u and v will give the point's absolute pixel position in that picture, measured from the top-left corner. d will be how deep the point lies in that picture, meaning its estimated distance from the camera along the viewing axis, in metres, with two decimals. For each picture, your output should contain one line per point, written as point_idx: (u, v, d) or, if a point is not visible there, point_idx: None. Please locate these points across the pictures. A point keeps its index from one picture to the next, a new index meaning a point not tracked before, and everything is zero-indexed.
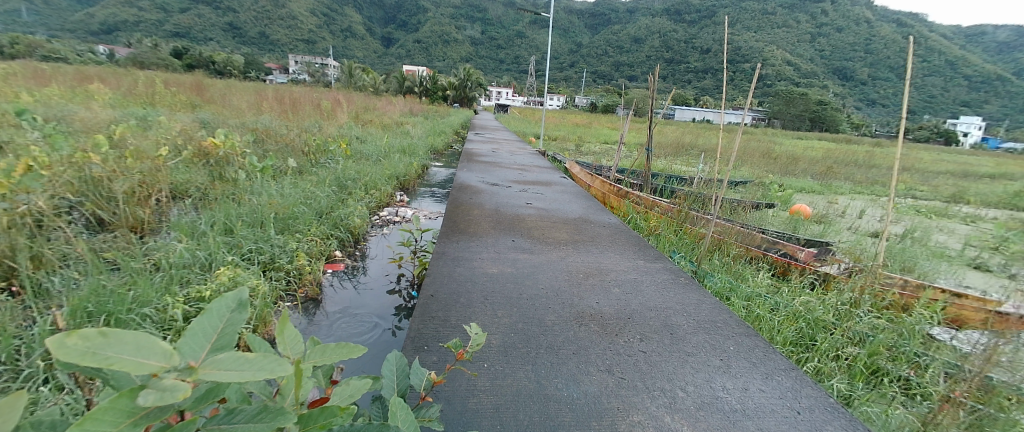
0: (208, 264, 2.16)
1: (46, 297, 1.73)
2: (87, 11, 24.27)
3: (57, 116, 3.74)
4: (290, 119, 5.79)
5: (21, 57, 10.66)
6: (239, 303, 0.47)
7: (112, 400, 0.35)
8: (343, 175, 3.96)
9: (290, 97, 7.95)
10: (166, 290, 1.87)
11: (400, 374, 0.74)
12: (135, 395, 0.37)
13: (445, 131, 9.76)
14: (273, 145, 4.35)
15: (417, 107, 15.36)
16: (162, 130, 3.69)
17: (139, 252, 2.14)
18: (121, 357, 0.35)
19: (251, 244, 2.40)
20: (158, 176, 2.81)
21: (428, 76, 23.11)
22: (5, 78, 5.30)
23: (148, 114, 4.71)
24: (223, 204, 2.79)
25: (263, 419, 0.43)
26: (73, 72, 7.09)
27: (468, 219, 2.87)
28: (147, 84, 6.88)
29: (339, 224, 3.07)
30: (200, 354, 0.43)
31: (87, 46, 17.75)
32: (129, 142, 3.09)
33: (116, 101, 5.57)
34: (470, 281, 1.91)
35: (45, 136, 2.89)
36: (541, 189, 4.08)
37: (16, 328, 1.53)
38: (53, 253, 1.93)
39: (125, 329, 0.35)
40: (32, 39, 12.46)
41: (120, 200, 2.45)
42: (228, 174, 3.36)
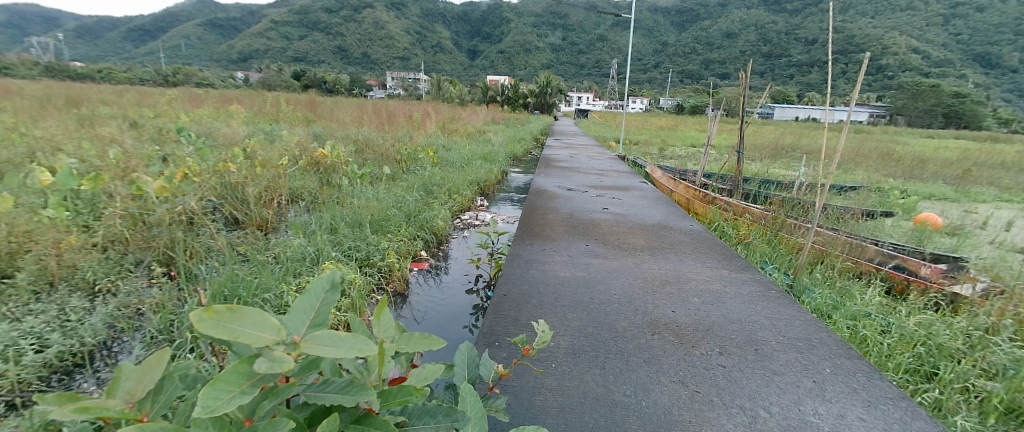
0: (316, 258, 2.44)
1: (194, 282, 2.09)
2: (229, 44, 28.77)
3: (207, 132, 4.51)
4: (385, 130, 6.36)
5: (183, 85, 12.99)
6: (332, 285, 0.54)
7: (233, 366, 0.44)
8: (429, 181, 4.23)
9: (385, 110, 8.69)
10: (282, 279, 2.15)
11: (469, 364, 0.76)
12: (253, 362, 0.46)
13: (524, 137, 9.98)
14: (371, 155, 4.79)
15: (498, 115, 15.88)
16: (283, 142, 4.26)
17: (265, 248, 2.48)
18: (249, 331, 0.45)
19: (350, 242, 2.67)
20: (279, 183, 3.23)
21: (510, 84, 23.84)
22: (172, 103, 6.51)
23: (273, 129, 5.47)
24: (330, 207, 3.15)
25: (350, 390, 0.48)
26: (220, 95, 8.47)
27: (543, 223, 2.92)
28: (272, 103, 7.97)
29: (424, 226, 3.26)
30: (301, 329, 0.51)
31: (228, 74, 21.10)
32: (258, 154, 3.61)
33: (249, 118, 6.54)
34: (541, 283, 1.94)
35: (198, 149, 3.50)
36: (619, 194, 3.99)
37: (174, 306, 1.88)
38: (201, 246, 2.31)
39: (249, 308, 0.45)
40: (190, 70, 15.15)
41: (251, 202, 2.86)
42: (333, 180, 3.74)
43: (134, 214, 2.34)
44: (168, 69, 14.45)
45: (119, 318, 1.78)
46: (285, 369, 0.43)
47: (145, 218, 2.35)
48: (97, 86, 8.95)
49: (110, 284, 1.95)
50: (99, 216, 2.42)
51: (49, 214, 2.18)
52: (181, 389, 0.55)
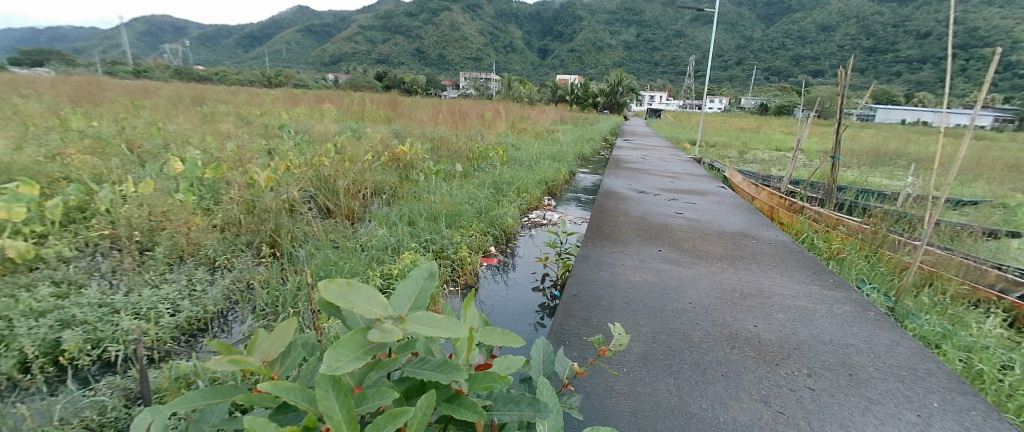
0: (397, 248, 2.60)
1: (293, 263, 2.31)
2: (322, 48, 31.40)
3: (304, 129, 4.99)
4: (458, 129, 6.61)
5: (284, 86, 14.43)
6: (431, 274, 0.58)
7: (350, 333, 0.50)
8: (499, 179, 4.33)
9: (459, 109, 9.01)
10: (368, 265, 2.31)
11: (545, 360, 0.79)
12: (366, 333, 0.52)
13: (593, 138, 9.83)
14: (445, 152, 5.00)
15: (567, 115, 15.81)
16: (368, 139, 4.58)
17: (352, 235, 2.70)
18: (363, 304, 0.52)
19: (427, 235, 2.81)
20: (364, 177, 3.49)
21: (580, 84, 23.59)
22: (276, 103, 7.27)
23: (359, 127, 5.91)
24: (408, 201, 3.35)
25: (444, 370, 0.53)
26: (314, 95, 9.32)
27: (613, 225, 2.87)
28: (358, 102, 8.60)
29: (494, 223, 3.35)
30: (404, 308, 0.56)
31: (321, 76, 23.09)
32: (347, 150, 3.93)
33: (339, 116, 7.12)
34: (612, 286, 1.93)
35: (297, 144, 3.88)
36: (694, 199, 3.81)
37: (279, 284, 2.07)
38: (299, 231, 2.56)
39: (361, 282, 0.51)
40: (290, 73, 16.79)
41: (341, 194, 3.11)
42: (411, 175, 3.96)
43: (247, 200, 2.66)
44: (273, 72, 16.13)
45: (235, 293, 2.03)
46: (396, 338, 0.47)
47: (255, 204, 2.66)
48: (218, 87, 10.27)
49: (226, 260, 2.23)
50: (217, 201, 2.79)
51: (182, 198, 2.55)
52: (303, 355, 0.63)
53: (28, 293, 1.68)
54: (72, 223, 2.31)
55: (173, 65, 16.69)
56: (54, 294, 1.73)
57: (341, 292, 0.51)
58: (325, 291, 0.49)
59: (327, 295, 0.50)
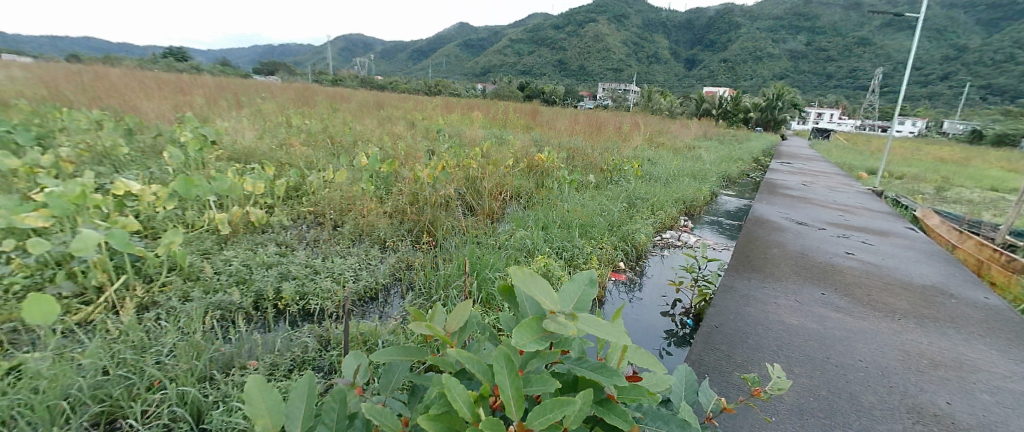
0: (531, 251, 2.74)
1: (443, 251, 2.58)
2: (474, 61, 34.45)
3: (456, 133, 5.56)
4: (595, 140, 6.64)
5: (441, 95, 16.21)
6: (591, 280, 0.77)
7: (531, 320, 0.67)
8: (634, 194, 4.24)
9: (597, 120, 9.02)
10: (507, 263, 2.46)
11: (687, 388, 0.82)
12: (542, 322, 0.67)
13: (743, 158, 8.90)
14: (580, 162, 5.10)
15: (712, 131, 14.57)
16: (511, 146, 4.91)
17: (493, 234, 2.91)
18: (541, 296, 0.70)
19: (559, 242, 2.90)
20: (505, 181, 3.75)
21: (731, 97, 21.54)
22: (436, 110, 8.26)
23: (503, 134, 6.35)
24: (543, 207, 3.50)
25: (604, 373, 0.66)
26: (465, 103, 10.30)
27: (763, 257, 2.62)
28: (503, 111, 9.23)
29: (626, 238, 3.29)
30: (569, 305, 0.73)
31: (470, 86, 25.31)
32: (492, 155, 4.28)
33: (485, 123, 7.74)
34: (761, 325, 1.78)
35: (452, 148, 4.35)
36: (870, 239, 3.22)
37: (433, 270, 2.32)
38: (447, 224, 2.86)
39: (542, 277, 0.70)
40: (447, 83, 18.81)
41: (485, 195, 3.39)
42: (548, 183, 4.12)
43: (413, 192, 3.11)
44: (433, 82, 18.23)
45: (399, 272, 2.36)
46: (570, 332, 0.62)
47: (418, 196, 3.11)
48: (391, 95, 12.03)
49: (392, 242, 2.62)
50: (388, 191, 3.28)
51: (363, 186, 3.08)
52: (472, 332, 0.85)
53: (262, 250, 2.25)
54: (290, 199, 2.96)
55: (361, 75, 20.09)
56: (276, 252, 2.27)
57: (525, 281, 0.71)
58: (515, 278, 0.69)
59: (516, 284, 0.71)
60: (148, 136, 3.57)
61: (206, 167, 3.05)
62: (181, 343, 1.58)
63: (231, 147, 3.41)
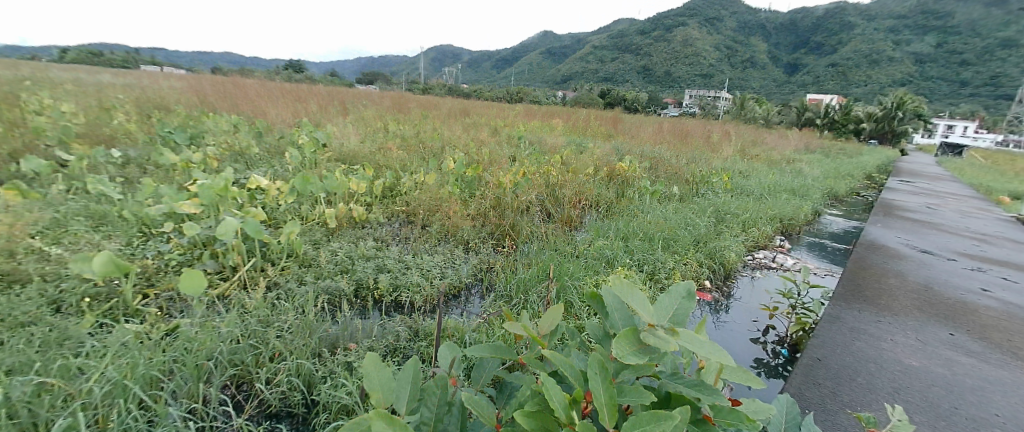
0: (611, 261, 2.72)
1: (522, 256, 2.65)
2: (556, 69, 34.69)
3: (538, 141, 5.65)
4: (681, 150, 6.36)
5: (523, 102, 16.54)
6: (687, 294, 0.80)
7: (631, 331, 0.72)
8: (722, 208, 4.00)
9: (683, 129, 8.62)
10: (586, 272, 2.46)
11: (788, 418, 0.80)
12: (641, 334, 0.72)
13: (853, 173, 7.94)
14: (663, 173, 4.94)
15: (815, 143, 13.19)
16: (592, 154, 4.89)
17: (572, 242, 2.93)
18: (638, 306, 0.75)
19: (640, 254, 2.83)
20: (586, 189, 3.73)
21: (840, 106, 19.32)
22: (519, 117, 8.46)
23: (584, 142, 6.33)
24: (623, 217, 3.45)
25: (702, 390, 0.67)
26: (547, 110, 10.44)
27: (877, 287, 2.35)
28: (585, 118, 9.19)
29: (713, 255, 3.11)
30: (666, 318, 0.77)
31: (551, 93, 25.51)
32: (572, 163, 4.30)
33: (566, 130, 7.76)
34: (875, 362, 1.61)
35: (534, 155, 4.44)
36: (1021, 276, 2.72)
37: (512, 274, 2.39)
38: (527, 230, 2.93)
39: (639, 288, 0.77)
40: (528, 91, 19.16)
41: (565, 203, 3.41)
42: (629, 192, 4.04)
43: (496, 197, 3.24)
44: (515, 90, 18.67)
45: (481, 273, 2.47)
46: (670, 346, 0.66)
47: (501, 201, 3.22)
48: (477, 102, 12.54)
49: (474, 244, 2.76)
50: (472, 194, 3.45)
51: (449, 189, 3.27)
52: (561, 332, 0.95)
53: (362, 243, 2.49)
54: (385, 198, 3.24)
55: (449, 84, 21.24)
56: (374, 247, 2.51)
57: (624, 290, 0.79)
58: (615, 285, 0.79)
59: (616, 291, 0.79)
60: (274, 138, 4.11)
61: (317, 166, 3.45)
62: (297, 322, 1.82)
63: (339, 150, 3.82)
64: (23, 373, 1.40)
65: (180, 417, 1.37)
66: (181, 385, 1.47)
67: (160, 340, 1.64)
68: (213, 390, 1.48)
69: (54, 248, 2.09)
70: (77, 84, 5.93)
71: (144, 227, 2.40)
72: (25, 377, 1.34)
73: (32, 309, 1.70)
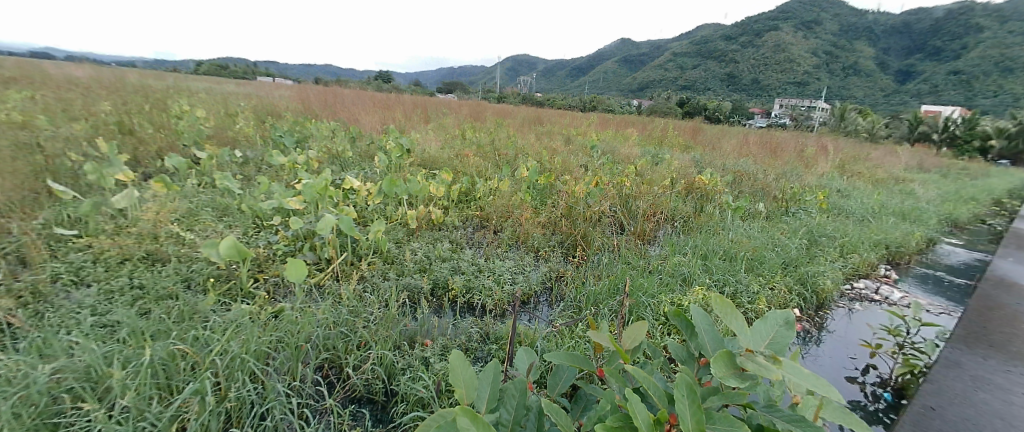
0: (688, 280, 2.61)
1: (592, 267, 2.64)
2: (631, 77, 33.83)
3: (611, 150, 5.55)
4: (769, 165, 5.90)
5: (596, 111, 16.34)
6: (786, 322, 0.91)
7: (733, 356, 0.83)
8: (816, 230, 3.65)
9: (771, 142, 8.00)
10: (660, 291, 2.39)
11: None
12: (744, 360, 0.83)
13: (982, 198, 6.85)
14: (748, 189, 4.62)
15: (933, 162, 11.57)
16: (668, 166, 4.71)
17: (645, 256, 2.85)
18: (739, 330, 0.87)
19: (720, 275, 2.68)
20: (662, 202, 3.59)
21: (967, 118, 16.77)
22: (591, 126, 8.39)
23: (659, 152, 6.11)
24: (703, 234, 3.28)
25: (797, 420, 0.78)
26: (621, 120, 10.22)
27: (1008, 332, 2.08)
28: (661, 128, 8.87)
29: (805, 281, 2.84)
30: (763, 345, 0.88)
31: (625, 101, 24.88)
32: (646, 175, 4.18)
33: (641, 140, 7.55)
34: (1000, 417, 1.51)
35: (607, 166, 4.38)
36: None
37: (582, 285, 2.38)
38: (598, 242, 2.90)
39: (741, 313, 0.88)
40: (601, 99, 18.88)
41: (639, 215, 3.32)
42: (708, 208, 3.83)
43: (568, 206, 3.24)
44: (588, 99, 18.49)
45: (550, 281, 2.49)
46: (774, 374, 0.77)
47: (573, 210, 3.23)
48: (549, 111, 12.61)
49: (545, 252, 2.78)
50: (543, 203, 3.48)
51: (522, 197, 3.33)
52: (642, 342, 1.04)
53: (439, 245, 2.63)
54: (460, 203, 3.37)
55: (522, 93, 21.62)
56: (449, 248, 2.63)
57: (724, 312, 0.90)
58: (716, 308, 0.89)
59: (716, 314, 0.89)
60: (364, 143, 4.47)
61: (401, 171, 3.69)
62: (381, 315, 1.98)
63: (421, 156, 4.06)
64: (165, 338, 1.70)
65: (284, 393, 1.57)
66: (283, 362, 1.68)
67: (267, 321, 1.87)
68: (307, 370, 1.68)
69: (188, 233, 2.45)
70: (208, 93, 6.91)
71: (257, 220, 2.72)
72: (168, 342, 1.61)
73: (170, 285, 2.03)
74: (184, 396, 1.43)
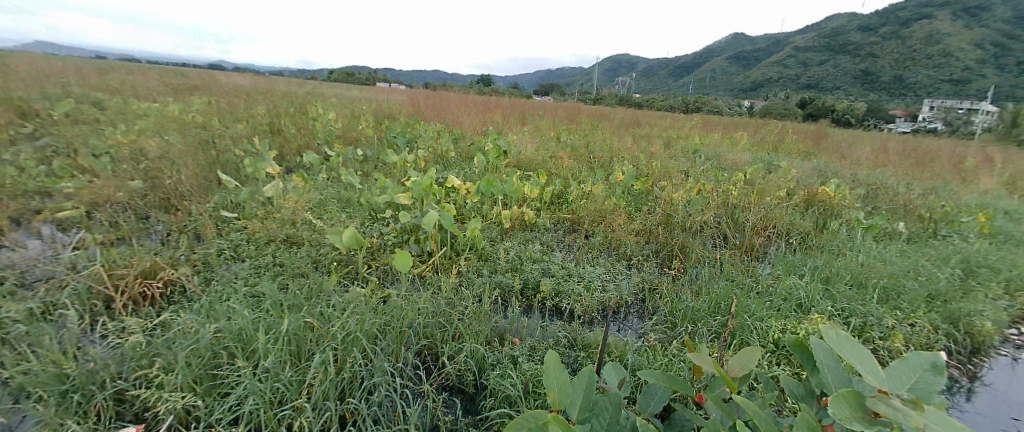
0: (805, 308, 2.36)
1: (690, 282, 2.51)
2: (742, 75, 31.13)
3: (716, 155, 5.20)
4: (914, 178, 5.04)
5: (701, 113, 15.33)
6: (934, 366, 0.81)
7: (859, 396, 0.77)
8: (978, 258, 3.04)
9: (919, 150, 6.81)
10: (770, 316, 2.22)
11: None
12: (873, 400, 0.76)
13: None
14: (885, 205, 4.00)
15: None
16: (784, 175, 4.27)
17: (753, 275, 2.64)
18: (862, 366, 0.81)
19: (844, 304, 2.38)
20: (776, 216, 3.26)
21: None
22: (694, 129, 7.91)
23: (773, 159, 5.56)
24: (824, 254, 2.93)
25: None
26: (729, 122, 9.47)
27: None
28: (777, 132, 8.05)
29: (959, 320, 2.39)
30: (899, 388, 0.79)
31: (735, 101, 22.99)
32: (757, 184, 3.84)
33: (751, 145, 6.93)
34: None
35: (710, 172, 4.11)
36: None
37: (679, 301, 2.29)
38: (698, 255, 2.75)
39: (859, 341, 0.83)
40: (707, 99, 17.66)
41: (747, 229, 3.06)
42: (830, 224, 3.41)
43: (665, 214, 3.11)
44: (692, 99, 17.43)
45: (642, 291, 2.44)
46: (913, 424, 0.68)
47: (671, 219, 3.09)
48: (648, 112, 12.14)
49: (638, 260, 2.70)
50: (638, 208, 3.38)
51: (616, 202, 3.26)
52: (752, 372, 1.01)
53: (531, 246, 2.69)
54: (552, 204, 3.41)
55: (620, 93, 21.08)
56: (540, 250, 2.68)
57: (837, 339, 0.87)
58: (826, 332, 0.87)
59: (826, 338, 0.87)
60: (466, 144, 4.74)
61: (497, 171, 3.85)
62: (475, 309, 2.10)
63: (518, 157, 4.19)
64: (297, 311, 1.99)
65: (389, 372, 1.74)
66: (388, 344, 1.85)
67: (377, 304, 2.09)
68: (408, 355, 1.83)
69: (318, 221, 2.82)
70: (336, 97, 7.87)
71: (372, 212, 3.02)
72: (300, 315, 1.89)
73: (302, 265, 2.36)
74: (312, 365, 1.67)
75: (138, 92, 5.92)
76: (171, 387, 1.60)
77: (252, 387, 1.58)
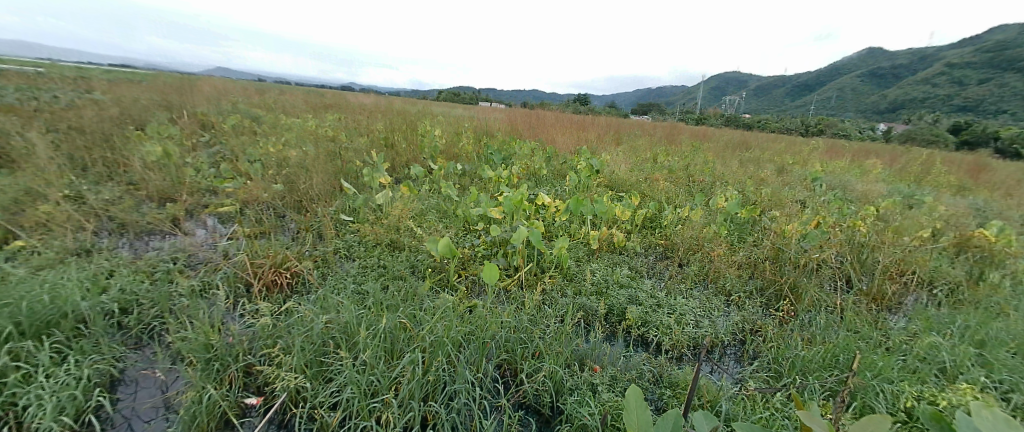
0: (952, 375, 1.97)
1: (800, 327, 2.25)
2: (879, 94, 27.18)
3: (841, 185, 4.59)
4: None
5: (824, 136, 13.65)
6: None
7: None
8: None
9: None
10: (902, 379, 1.90)
11: None
12: None
13: None
14: None
15: None
16: (931, 213, 3.62)
17: (880, 327, 2.28)
18: None
19: (1009, 374, 1.93)
20: (918, 259, 2.77)
21: None
22: (815, 154, 7.08)
23: (917, 192, 4.74)
24: (982, 311, 2.42)
25: None
26: (860, 148, 8.29)
27: None
28: (923, 161, 6.86)
29: None
30: None
31: (868, 124, 20.14)
32: (892, 219, 3.31)
33: (887, 175, 6.00)
34: None
35: (832, 203, 3.64)
36: None
37: (787, 348, 2.06)
38: (812, 297, 2.44)
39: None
40: (833, 121, 15.68)
41: (876, 273, 2.65)
42: (992, 275, 2.81)
43: (774, 247, 2.81)
44: (814, 121, 15.62)
45: (742, 332, 2.23)
46: None
47: (781, 253, 2.79)
48: (759, 134, 11.14)
49: (739, 298, 2.47)
50: (742, 239, 3.12)
51: (715, 230, 3.04)
52: None
53: (619, 269, 2.61)
54: (645, 228, 3.27)
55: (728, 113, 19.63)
56: (629, 275, 2.58)
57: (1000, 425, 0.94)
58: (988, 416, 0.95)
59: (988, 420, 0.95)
60: (559, 162, 4.79)
61: (589, 190, 3.82)
62: (558, 329, 2.09)
63: (610, 177, 4.11)
64: (394, 310, 2.15)
65: (471, 381, 1.81)
66: (471, 354, 1.91)
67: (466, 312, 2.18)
68: (489, 367, 1.88)
69: (417, 228, 3.05)
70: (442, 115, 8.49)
71: (466, 224, 3.17)
72: (396, 315, 2.04)
73: (402, 268, 2.56)
74: (402, 363, 1.80)
75: (285, 109, 7.00)
76: (288, 367, 1.83)
77: (351, 377, 1.75)
